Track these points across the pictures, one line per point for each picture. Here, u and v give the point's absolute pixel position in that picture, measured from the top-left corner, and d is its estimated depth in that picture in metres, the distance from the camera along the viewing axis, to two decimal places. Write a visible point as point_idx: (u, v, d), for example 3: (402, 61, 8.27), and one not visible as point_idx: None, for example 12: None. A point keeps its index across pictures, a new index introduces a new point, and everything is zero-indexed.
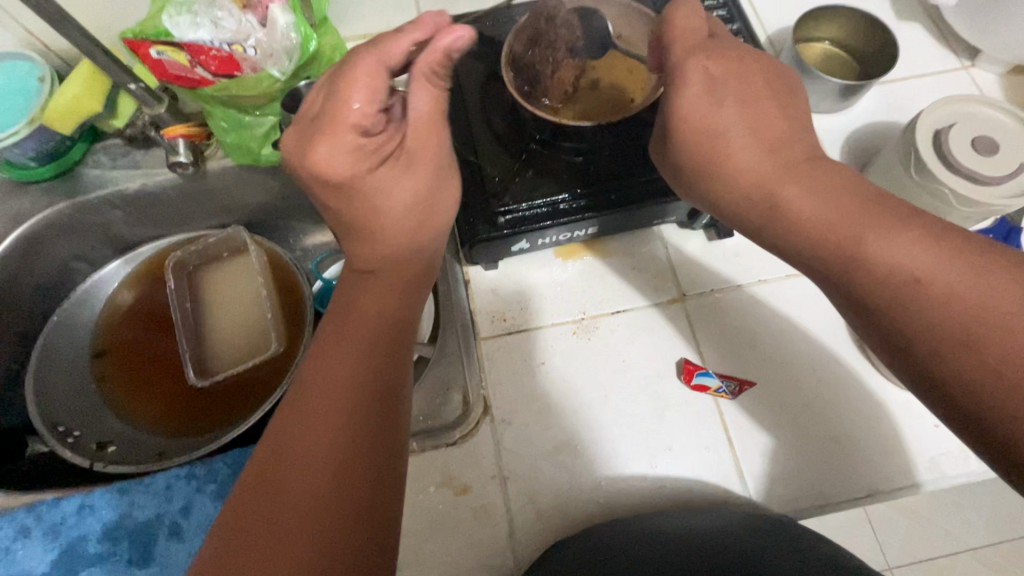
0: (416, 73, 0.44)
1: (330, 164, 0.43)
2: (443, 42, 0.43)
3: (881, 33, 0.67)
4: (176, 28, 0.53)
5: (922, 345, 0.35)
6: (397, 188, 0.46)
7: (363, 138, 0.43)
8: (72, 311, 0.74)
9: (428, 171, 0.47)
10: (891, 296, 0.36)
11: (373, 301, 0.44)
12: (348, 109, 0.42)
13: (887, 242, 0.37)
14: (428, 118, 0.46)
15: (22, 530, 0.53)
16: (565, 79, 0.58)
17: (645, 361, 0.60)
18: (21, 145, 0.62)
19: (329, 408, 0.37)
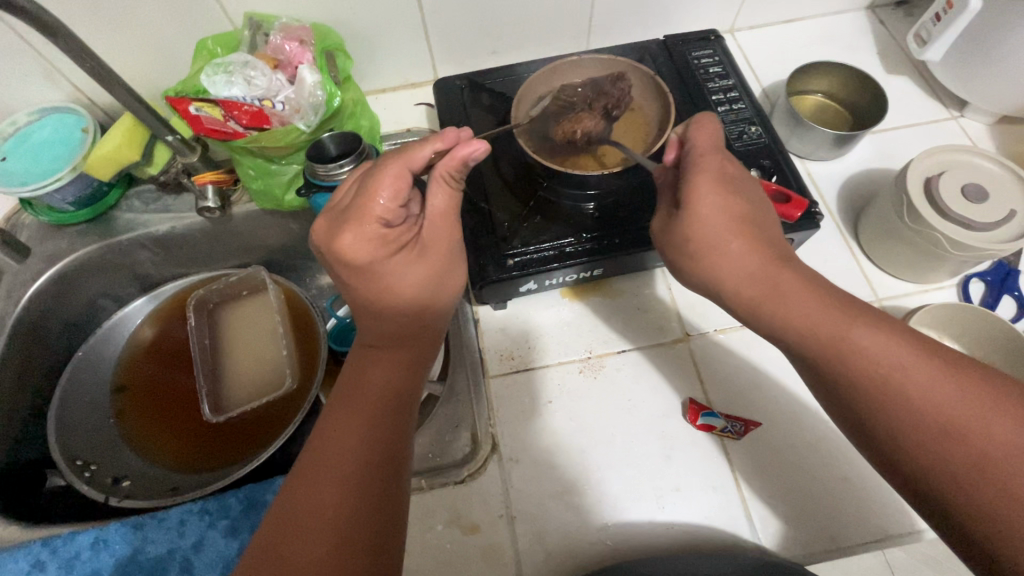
0: (437, 174, 0.46)
1: (350, 253, 0.45)
2: (461, 152, 0.46)
3: (870, 87, 0.71)
4: (213, 85, 0.59)
5: (904, 438, 0.37)
6: (411, 274, 0.47)
7: (382, 231, 0.45)
8: (98, 345, 0.77)
9: (441, 259, 0.49)
10: (877, 389, 0.39)
11: (381, 373, 0.45)
12: (375, 206, 0.44)
13: (870, 335, 0.40)
14: (445, 211, 0.48)
15: (36, 564, 0.54)
16: (579, 124, 0.60)
17: (650, 401, 0.61)
18: (62, 191, 0.66)
19: (331, 480, 0.38)
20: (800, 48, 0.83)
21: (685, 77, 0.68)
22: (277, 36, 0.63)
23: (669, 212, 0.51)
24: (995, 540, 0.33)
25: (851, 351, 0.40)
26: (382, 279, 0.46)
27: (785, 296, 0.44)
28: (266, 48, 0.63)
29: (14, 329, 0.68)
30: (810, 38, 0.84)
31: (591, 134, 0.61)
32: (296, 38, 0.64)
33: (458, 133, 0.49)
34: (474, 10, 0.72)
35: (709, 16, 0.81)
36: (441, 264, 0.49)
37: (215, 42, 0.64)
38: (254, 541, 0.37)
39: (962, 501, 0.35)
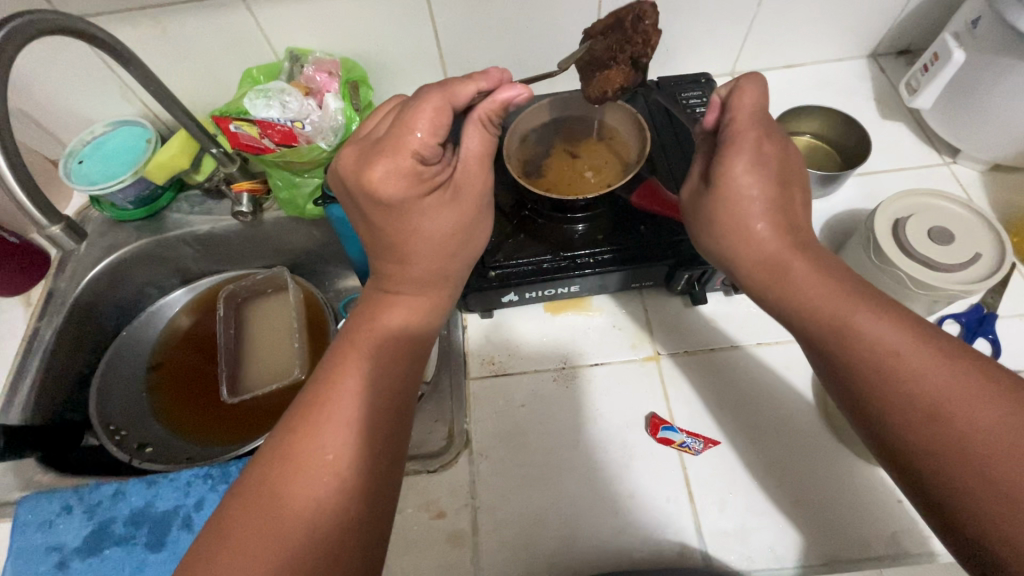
0: (475, 117, 0.50)
1: (380, 184, 0.47)
2: (502, 97, 0.50)
3: (857, 129, 0.74)
4: (254, 108, 0.69)
5: (895, 419, 0.39)
6: (440, 217, 0.51)
7: (417, 166, 0.48)
8: (140, 328, 0.88)
9: (470, 205, 0.53)
10: (876, 372, 0.40)
11: (377, 333, 0.50)
12: (415, 139, 0.46)
13: (870, 319, 0.41)
14: (478, 157, 0.52)
15: (66, 507, 0.62)
16: (612, 79, 0.60)
17: (616, 412, 0.64)
18: (124, 191, 0.78)
19: (346, 409, 0.44)
20: (797, 91, 0.87)
21: (672, 116, 0.74)
22: (310, 69, 0.73)
23: (701, 182, 0.52)
24: (968, 519, 0.35)
25: (853, 333, 0.41)
26: (410, 222, 0.50)
27: (781, 306, 0.46)
28: (300, 78, 0.74)
29: (72, 306, 0.79)
30: (809, 82, 0.88)
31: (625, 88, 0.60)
32: (326, 71, 0.74)
33: (500, 76, 0.51)
34: (486, 50, 0.80)
35: (709, 60, 0.87)
36: (467, 211, 0.53)
37: (259, 72, 0.76)
38: (278, 439, 0.43)
39: (942, 479, 0.36)
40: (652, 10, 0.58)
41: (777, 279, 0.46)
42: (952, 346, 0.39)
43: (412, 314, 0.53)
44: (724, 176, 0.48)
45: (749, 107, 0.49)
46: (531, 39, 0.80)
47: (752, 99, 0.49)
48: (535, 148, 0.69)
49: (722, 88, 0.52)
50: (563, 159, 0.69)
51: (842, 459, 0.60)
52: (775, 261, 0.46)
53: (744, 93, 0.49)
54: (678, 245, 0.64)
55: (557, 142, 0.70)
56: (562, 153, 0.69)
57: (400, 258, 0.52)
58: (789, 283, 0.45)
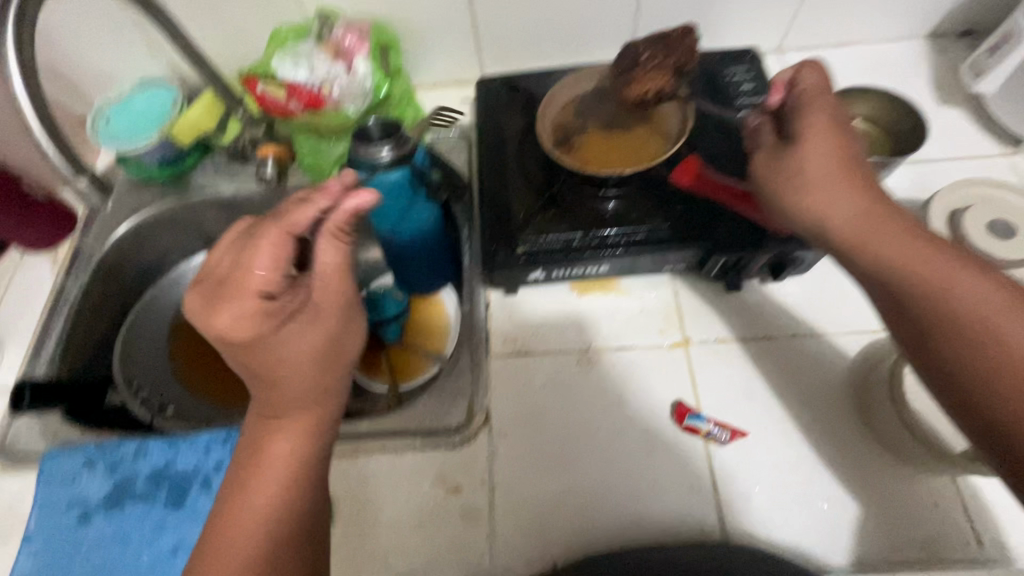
0: (326, 230, 0.44)
1: (229, 333, 0.42)
2: (349, 204, 0.43)
3: (913, 113, 0.70)
4: (281, 68, 0.69)
5: (997, 386, 0.36)
6: (300, 341, 0.45)
7: (263, 304, 0.43)
8: (163, 291, 0.88)
9: (332, 316, 0.46)
10: (972, 337, 0.38)
11: (296, 383, 0.45)
12: (256, 282, 0.42)
13: (969, 284, 0.39)
14: (337, 272, 0.46)
15: (89, 462, 0.63)
16: (652, 81, 0.59)
17: (641, 398, 0.62)
18: (151, 151, 0.77)
19: (279, 485, 0.44)
20: (848, 72, 0.82)
21: (714, 93, 0.70)
22: (339, 31, 0.71)
23: (772, 151, 0.49)
24: None
25: (950, 295, 0.39)
26: (269, 345, 0.44)
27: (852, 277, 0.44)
28: (329, 40, 0.71)
29: (98, 265, 0.80)
30: (860, 63, 0.83)
31: (663, 92, 0.60)
32: (356, 33, 0.71)
33: (338, 183, 0.46)
34: (520, 18, 0.77)
35: (754, 36, 0.82)
36: (328, 332, 0.46)
37: (287, 32, 0.72)
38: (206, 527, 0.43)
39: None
40: (689, 31, 0.60)
41: (853, 251, 0.43)
42: None
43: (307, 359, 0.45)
44: None
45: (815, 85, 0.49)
46: (568, 7, 0.76)
47: (817, 81, 0.49)
48: (568, 122, 0.66)
49: (784, 72, 0.53)
50: (597, 134, 0.65)
51: (882, 459, 0.57)
52: (857, 231, 0.43)
53: (808, 74, 0.50)
54: (716, 228, 0.61)
55: (597, 121, 0.66)
56: (596, 128, 0.66)
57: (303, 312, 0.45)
58: (862, 251, 0.43)
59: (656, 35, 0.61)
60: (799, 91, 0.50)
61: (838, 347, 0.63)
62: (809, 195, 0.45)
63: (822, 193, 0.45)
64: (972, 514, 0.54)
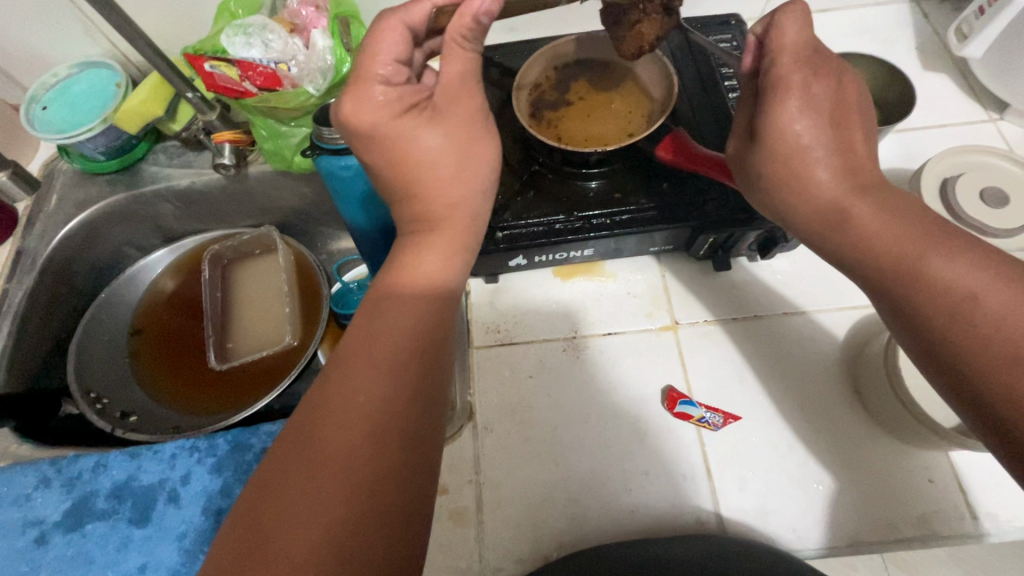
0: (448, 37, 0.44)
1: (355, 117, 0.43)
2: (472, 9, 0.43)
3: (901, 80, 0.67)
4: (233, 47, 0.61)
5: (972, 366, 0.34)
6: (427, 142, 0.44)
7: (386, 88, 0.44)
8: (120, 290, 0.83)
9: (458, 124, 0.46)
10: (946, 315, 0.35)
11: (400, 293, 0.41)
12: (377, 64, 0.44)
13: (943, 258, 0.36)
14: (460, 78, 0.46)
15: (43, 480, 0.59)
16: (644, 35, 0.53)
17: (630, 385, 0.60)
18: (95, 140, 0.71)
19: (369, 370, 0.37)
20: (832, 38, 0.79)
21: (698, 62, 0.67)
22: (295, 1, 0.65)
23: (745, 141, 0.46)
24: None
25: (923, 274, 0.37)
26: (400, 139, 0.44)
27: (848, 262, 0.41)
28: (285, 13, 0.66)
29: (44, 267, 0.73)
30: (845, 28, 0.80)
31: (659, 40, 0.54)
32: (313, 4, 0.66)
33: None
34: None
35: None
36: (456, 129, 0.45)
37: (236, 5, 0.66)
38: (298, 412, 0.37)
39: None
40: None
41: (840, 226, 0.41)
42: None
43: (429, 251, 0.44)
44: (773, 122, 0.42)
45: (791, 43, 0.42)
46: None
47: (798, 36, 0.42)
48: (542, 97, 0.63)
49: (755, 23, 0.46)
50: (573, 110, 0.62)
51: (874, 438, 0.56)
52: (825, 215, 0.42)
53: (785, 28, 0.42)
54: (704, 205, 0.57)
55: (573, 95, 0.63)
56: (571, 102, 0.62)
57: (431, 220, 0.45)
58: (852, 232, 0.41)
59: None
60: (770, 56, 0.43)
61: (828, 323, 0.62)
62: (792, 173, 0.42)
63: (799, 174, 0.42)
64: (964, 488, 0.53)
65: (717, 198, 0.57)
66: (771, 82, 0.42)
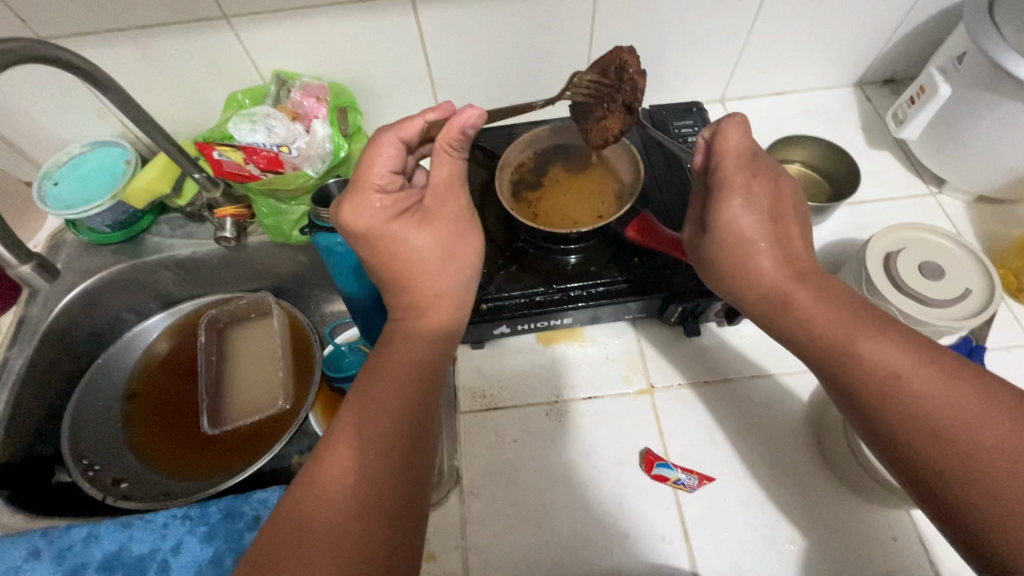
0: (437, 147, 0.49)
1: (354, 222, 0.48)
2: (458, 122, 0.48)
3: (846, 160, 0.74)
4: (239, 133, 0.67)
5: (902, 441, 0.38)
6: (416, 238, 0.49)
7: (382, 196, 0.49)
8: (116, 354, 0.85)
9: (445, 224, 0.51)
10: (877, 396, 0.40)
11: (389, 375, 0.45)
12: (374, 175, 0.49)
13: (873, 341, 0.41)
14: (448, 183, 0.52)
15: (33, 552, 0.59)
16: (609, 129, 0.59)
17: (610, 448, 0.63)
18: (102, 215, 0.75)
19: (359, 452, 0.41)
20: (786, 119, 0.88)
21: (664, 146, 0.74)
22: (297, 93, 0.72)
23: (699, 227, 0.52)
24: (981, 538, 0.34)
25: (856, 357, 0.41)
26: (392, 236, 0.49)
27: (795, 337, 0.46)
28: (288, 102, 0.72)
29: (44, 334, 0.76)
30: (797, 110, 0.89)
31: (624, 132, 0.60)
32: (314, 95, 0.72)
33: (450, 107, 0.53)
34: (478, 75, 0.80)
35: (699, 87, 0.88)
36: (444, 227, 0.51)
37: (244, 95, 0.74)
38: (290, 492, 0.40)
39: (954, 496, 0.35)
40: (630, 57, 0.56)
41: (787, 309, 0.46)
42: (961, 370, 0.39)
43: (415, 337, 0.49)
44: (724, 214, 0.47)
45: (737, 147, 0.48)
46: (523, 65, 0.79)
47: (740, 140, 0.48)
48: (523, 179, 0.69)
49: (704, 129, 0.51)
50: (550, 190, 0.68)
51: (841, 497, 0.59)
52: (776, 296, 0.46)
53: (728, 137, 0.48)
54: (673, 277, 0.63)
55: (551, 177, 0.69)
56: (549, 183, 0.68)
57: (419, 308, 0.50)
58: (796, 312, 0.45)
59: (599, 68, 0.59)
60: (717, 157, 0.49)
61: (792, 385, 0.66)
62: (745, 258, 0.47)
63: (749, 259, 0.47)
64: (927, 546, 0.56)
65: (684, 271, 0.63)
66: (719, 179, 0.48)
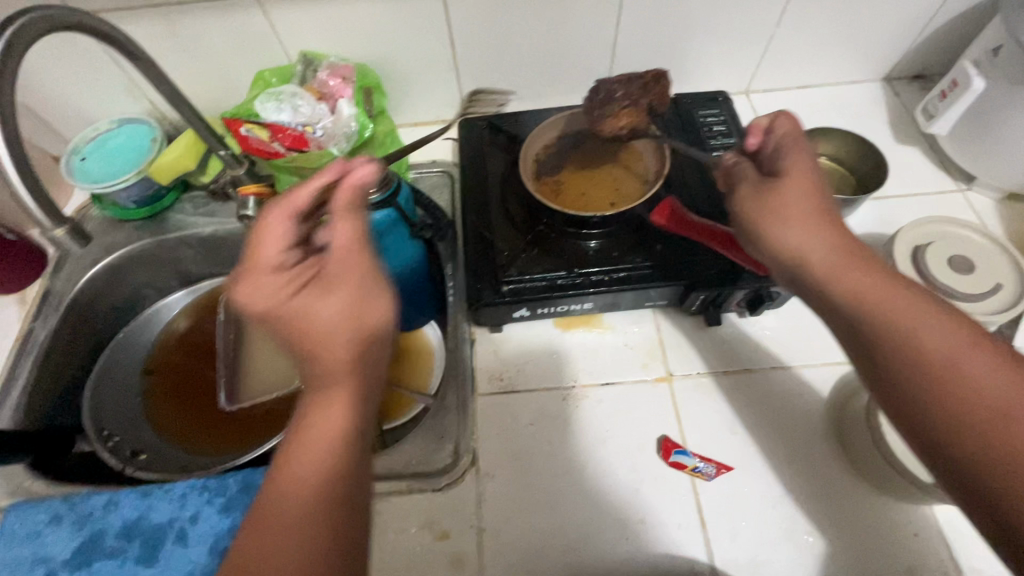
0: (336, 206, 0.44)
1: (250, 303, 0.41)
2: (352, 181, 0.45)
3: (873, 153, 0.73)
4: (264, 111, 0.68)
5: (956, 425, 0.36)
6: (320, 306, 0.41)
7: (280, 275, 0.42)
8: (137, 330, 0.86)
9: (355, 287, 0.42)
10: (929, 374, 0.37)
11: (325, 431, 0.38)
12: (263, 256, 0.42)
13: (925, 321, 0.39)
14: (352, 242, 0.43)
15: (55, 517, 0.60)
16: (623, 117, 0.60)
17: (627, 433, 0.62)
18: (128, 190, 0.77)
19: (286, 525, 0.35)
20: (811, 112, 0.87)
21: (690, 135, 0.73)
22: (324, 73, 0.72)
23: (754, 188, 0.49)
24: None
25: (908, 334, 0.39)
26: (289, 312, 0.41)
27: (834, 314, 0.43)
28: (314, 81, 0.72)
29: (68, 307, 0.77)
30: (823, 103, 0.88)
31: (633, 128, 0.61)
32: (341, 75, 0.72)
33: (343, 163, 0.47)
34: (502, 62, 0.80)
35: (725, 78, 0.87)
36: (346, 288, 0.42)
37: (271, 74, 0.74)
38: None
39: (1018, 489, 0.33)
40: (661, 73, 0.61)
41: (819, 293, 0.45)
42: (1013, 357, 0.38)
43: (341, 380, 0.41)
44: None
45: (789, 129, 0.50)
46: (547, 53, 0.79)
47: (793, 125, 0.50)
48: (549, 162, 0.68)
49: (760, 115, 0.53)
50: (574, 176, 0.67)
51: (855, 490, 0.58)
52: (824, 273, 0.43)
53: (783, 123, 0.50)
54: (696, 266, 0.62)
55: (575, 162, 0.68)
56: (572, 169, 0.68)
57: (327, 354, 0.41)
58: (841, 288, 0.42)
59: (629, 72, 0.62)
60: (775, 139, 0.51)
61: (812, 379, 0.65)
62: (780, 228, 0.46)
63: (794, 231, 0.45)
64: (951, 544, 0.55)
65: (708, 258, 0.62)
66: None
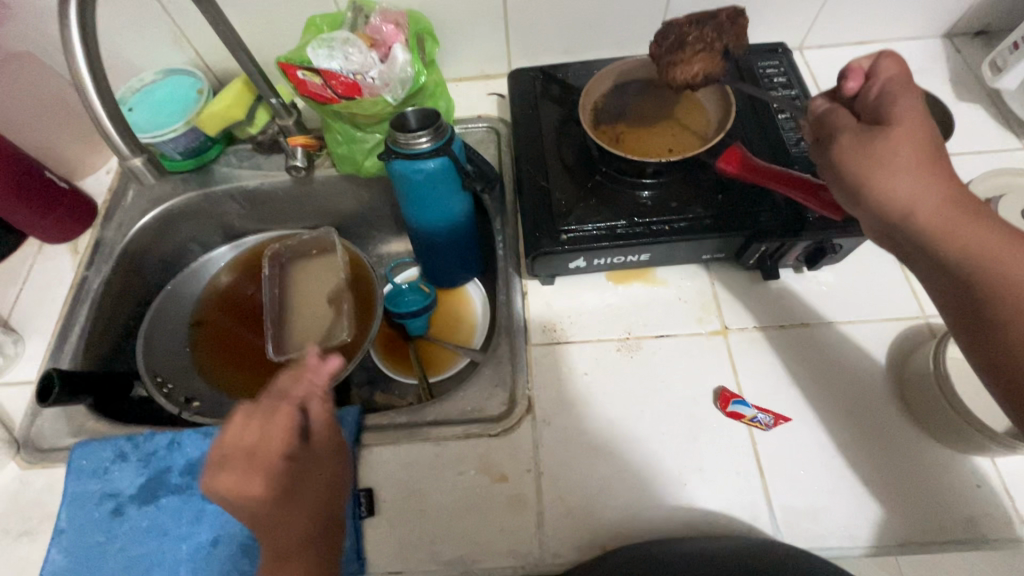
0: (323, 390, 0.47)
1: (233, 493, 0.41)
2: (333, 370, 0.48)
3: (938, 107, 0.71)
4: (315, 57, 0.66)
5: None
6: (291, 516, 0.42)
7: (266, 467, 0.42)
8: (184, 282, 0.87)
9: (322, 479, 0.46)
10: (1017, 309, 0.39)
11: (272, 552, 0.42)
12: (267, 447, 0.42)
13: (1021, 262, 0.40)
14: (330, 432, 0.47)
15: (120, 455, 0.61)
16: (700, 65, 0.57)
17: (682, 384, 0.62)
18: (176, 140, 0.76)
19: None
20: None
21: (748, 86, 0.71)
22: (376, 19, 0.70)
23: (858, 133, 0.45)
24: None
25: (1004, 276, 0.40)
26: (277, 495, 0.42)
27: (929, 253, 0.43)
28: (365, 28, 0.71)
29: (120, 257, 0.78)
30: None
31: (709, 75, 0.58)
32: (393, 21, 0.71)
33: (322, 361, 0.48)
34: (553, 12, 0.78)
35: (778, 33, 0.84)
36: (325, 481, 0.46)
37: (322, 20, 0.72)
38: None
39: None
40: (736, 11, 0.58)
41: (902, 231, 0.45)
42: None
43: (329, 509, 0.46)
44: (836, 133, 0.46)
45: (897, 74, 0.45)
46: (600, 3, 0.77)
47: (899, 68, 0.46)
48: (608, 112, 0.67)
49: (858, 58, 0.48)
50: (633, 125, 0.66)
51: (915, 443, 0.58)
52: (934, 222, 0.42)
53: (887, 65, 0.46)
54: (759, 216, 0.61)
55: (633, 111, 0.67)
56: (631, 119, 0.66)
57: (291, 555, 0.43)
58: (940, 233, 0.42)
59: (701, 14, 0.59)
60: (879, 83, 0.46)
61: (871, 335, 0.64)
62: (892, 180, 0.43)
63: (907, 181, 0.43)
64: (1013, 495, 0.55)
65: (772, 208, 0.61)
66: None
